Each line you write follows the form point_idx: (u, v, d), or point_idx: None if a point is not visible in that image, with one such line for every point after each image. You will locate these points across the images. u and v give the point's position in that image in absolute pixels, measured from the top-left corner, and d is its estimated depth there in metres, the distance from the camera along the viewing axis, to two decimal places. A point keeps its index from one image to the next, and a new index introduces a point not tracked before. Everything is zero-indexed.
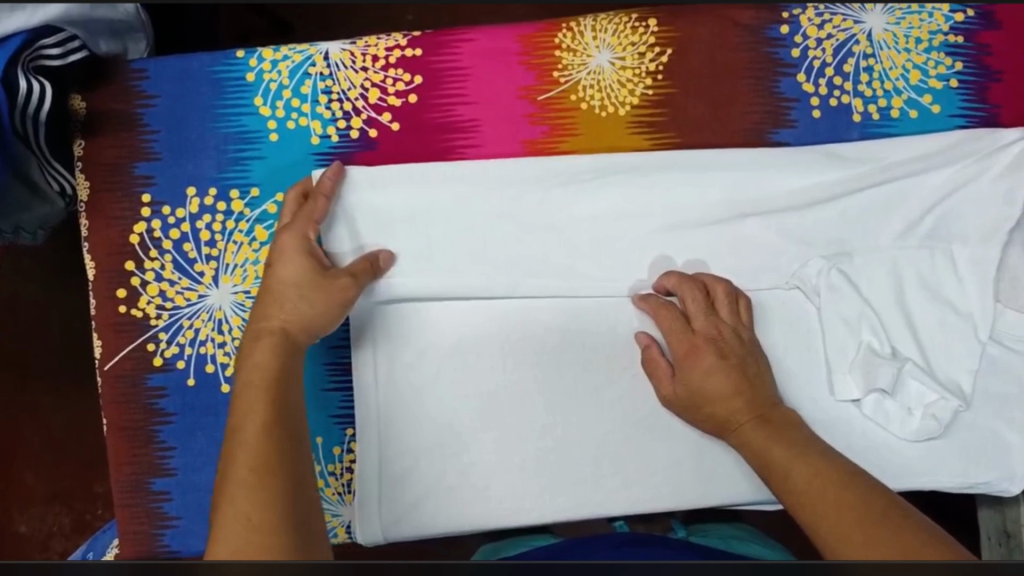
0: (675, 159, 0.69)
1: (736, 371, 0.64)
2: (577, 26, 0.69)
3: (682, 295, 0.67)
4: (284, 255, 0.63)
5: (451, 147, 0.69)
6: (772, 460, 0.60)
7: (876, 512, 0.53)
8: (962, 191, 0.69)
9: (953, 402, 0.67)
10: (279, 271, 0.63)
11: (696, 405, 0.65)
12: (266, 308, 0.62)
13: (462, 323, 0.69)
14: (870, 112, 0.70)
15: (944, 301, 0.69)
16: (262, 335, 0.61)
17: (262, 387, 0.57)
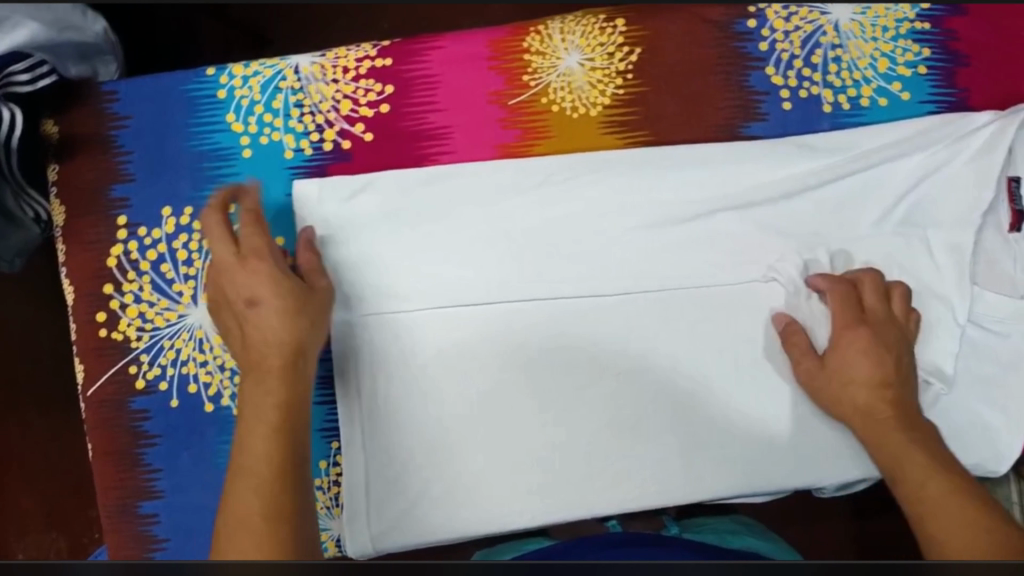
0: (648, 157, 0.69)
1: (886, 368, 0.65)
2: (545, 29, 0.69)
3: (828, 288, 0.68)
4: (257, 293, 0.62)
5: (425, 155, 0.69)
6: (898, 464, 0.60)
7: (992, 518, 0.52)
8: (935, 175, 0.69)
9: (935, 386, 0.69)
10: (261, 311, 0.61)
11: (833, 386, 0.65)
12: (257, 348, 0.61)
13: (443, 330, 0.69)
14: (840, 102, 0.70)
15: (922, 286, 0.70)
16: (263, 376, 0.59)
17: (258, 414, 0.57)
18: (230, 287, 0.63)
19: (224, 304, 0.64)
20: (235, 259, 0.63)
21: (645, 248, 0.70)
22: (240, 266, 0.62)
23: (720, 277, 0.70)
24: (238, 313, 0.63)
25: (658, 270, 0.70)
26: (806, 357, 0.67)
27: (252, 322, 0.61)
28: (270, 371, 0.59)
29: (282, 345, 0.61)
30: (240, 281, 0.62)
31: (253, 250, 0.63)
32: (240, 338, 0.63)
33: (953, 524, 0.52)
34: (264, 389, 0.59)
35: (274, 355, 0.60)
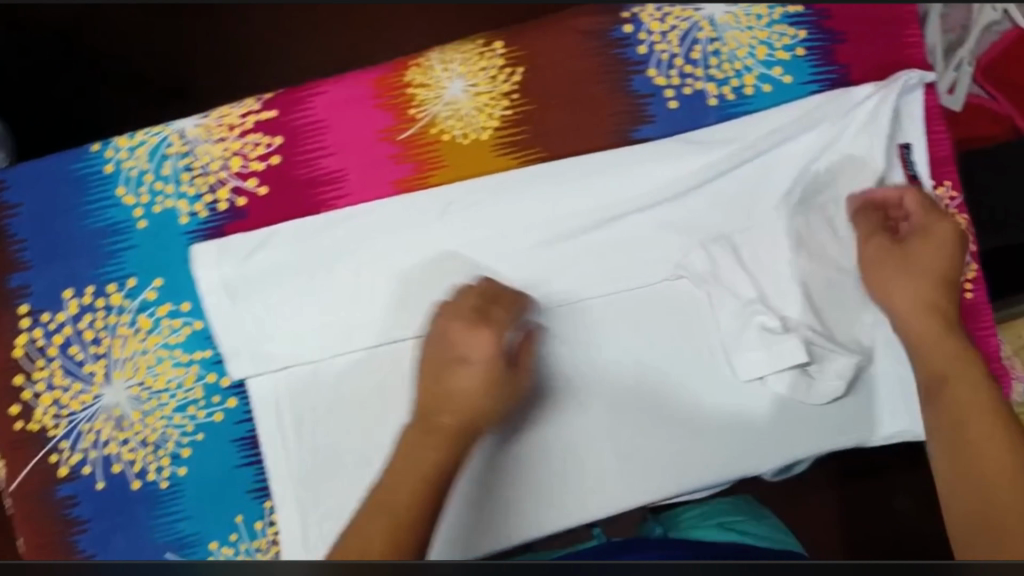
0: (544, 174, 0.70)
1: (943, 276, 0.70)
2: (426, 61, 0.70)
3: (908, 190, 0.71)
4: (479, 362, 0.68)
5: (322, 201, 0.69)
6: (960, 416, 0.65)
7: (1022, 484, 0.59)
8: (826, 153, 0.70)
9: (857, 357, 0.70)
10: (466, 372, 0.68)
11: (888, 266, 0.70)
12: (445, 408, 0.67)
13: (366, 372, 0.70)
14: (725, 93, 0.71)
15: (826, 263, 0.71)
16: (433, 431, 0.67)
17: (415, 469, 0.65)
18: (449, 343, 0.69)
19: (434, 355, 0.69)
20: (463, 328, 0.69)
21: (553, 262, 0.71)
22: (472, 332, 0.68)
23: (626, 283, 0.71)
24: (442, 363, 0.68)
25: (569, 283, 0.71)
26: (875, 236, 0.71)
27: (465, 381, 0.68)
28: (432, 430, 0.67)
29: (442, 410, 0.67)
30: (457, 337, 0.69)
31: (496, 324, 0.69)
32: (435, 394, 0.68)
33: (1006, 495, 0.58)
34: (410, 449, 0.66)
35: (445, 417, 0.67)
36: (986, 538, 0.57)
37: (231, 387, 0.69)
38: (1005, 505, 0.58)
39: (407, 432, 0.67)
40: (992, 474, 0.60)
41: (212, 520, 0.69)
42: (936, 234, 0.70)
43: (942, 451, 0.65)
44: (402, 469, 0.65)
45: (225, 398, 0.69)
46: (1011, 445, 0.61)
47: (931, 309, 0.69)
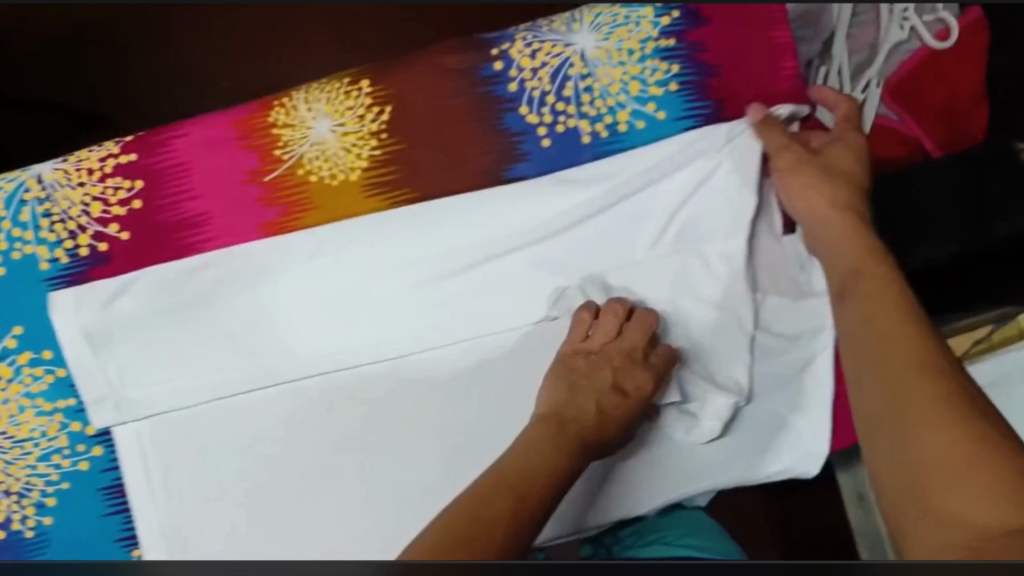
0: (414, 214, 0.68)
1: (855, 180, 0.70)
2: (290, 100, 0.68)
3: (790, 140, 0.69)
4: (633, 395, 0.66)
5: (187, 246, 0.67)
6: (867, 332, 0.64)
7: (970, 424, 0.57)
8: (700, 191, 0.69)
9: (733, 398, 0.68)
10: (620, 401, 0.66)
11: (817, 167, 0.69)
12: (588, 425, 0.65)
13: (240, 416, 0.69)
14: (599, 130, 0.70)
15: (701, 302, 0.69)
16: (565, 445, 0.64)
17: (394, 503, 0.69)
18: (608, 364, 0.66)
19: (587, 374, 0.67)
20: (628, 359, 0.66)
21: (428, 301, 0.70)
22: (636, 366, 0.66)
23: (503, 322, 0.70)
24: (596, 386, 0.66)
25: (440, 322, 0.70)
26: (790, 145, 0.69)
27: (612, 409, 0.66)
28: (568, 441, 0.64)
29: (588, 427, 0.65)
30: (619, 369, 0.66)
31: (661, 367, 0.66)
32: (583, 419, 0.65)
33: (932, 443, 0.57)
34: (535, 448, 0.63)
35: (577, 430, 0.64)
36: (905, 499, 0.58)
37: (96, 436, 0.68)
38: (944, 469, 0.56)
39: (540, 435, 0.65)
40: (924, 419, 0.58)
41: None
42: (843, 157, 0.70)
43: (863, 369, 0.64)
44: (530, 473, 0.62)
45: (91, 447, 0.68)
46: (933, 384, 0.59)
47: (845, 208, 0.68)
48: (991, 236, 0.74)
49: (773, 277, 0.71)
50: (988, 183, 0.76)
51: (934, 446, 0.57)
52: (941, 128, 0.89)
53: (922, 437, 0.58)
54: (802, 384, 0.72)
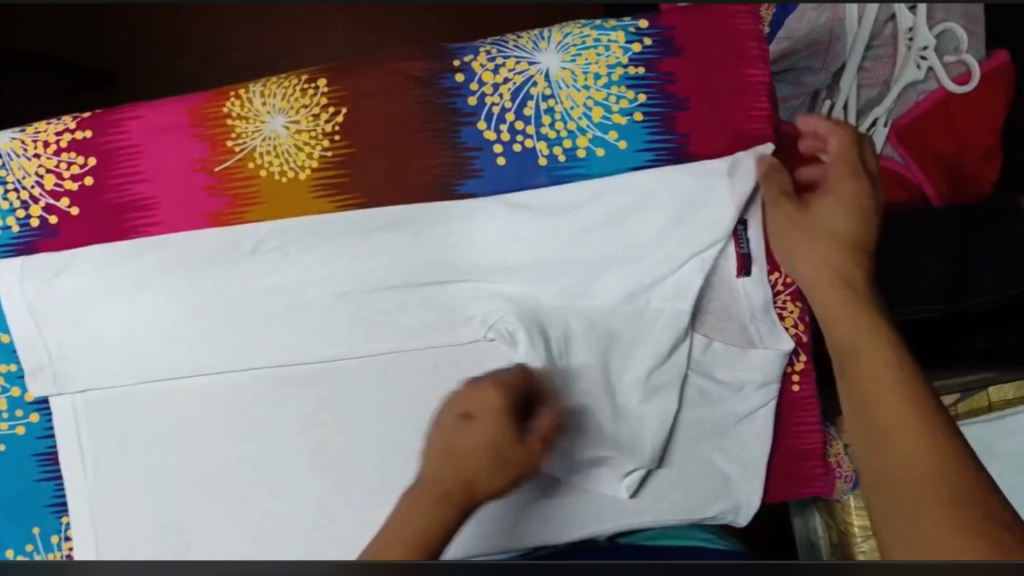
0: (359, 219, 0.67)
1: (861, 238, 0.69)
2: (246, 93, 0.68)
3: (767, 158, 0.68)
4: (528, 442, 0.64)
5: (131, 227, 0.68)
6: (874, 404, 0.61)
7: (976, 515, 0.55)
8: (653, 227, 0.67)
9: (623, 458, 0.67)
10: (506, 447, 0.63)
11: (815, 220, 0.68)
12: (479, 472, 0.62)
13: (165, 402, 0.68)
14: (556, 154, 0.68)
15: (623, 349, 0.68)
16: (447, 506, 0.62)
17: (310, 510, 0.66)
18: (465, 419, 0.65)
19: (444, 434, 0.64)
20: (494, 391, 0.65)
21: (366, 309, 0.68)
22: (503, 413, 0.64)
23: (436, 336, 0.68)
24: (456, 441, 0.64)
25: (373, 330, 0.69)
26: (785, 197, 0.69)
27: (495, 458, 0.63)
28: (445, 499, 0.62)
29: (457, 474, 0.62)
30: (467, 399, 0.65)
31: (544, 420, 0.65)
32: (449, 466, 0.63)
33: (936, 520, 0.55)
34: (421, 496, 0.63)
35: (447, 482, 0.62)
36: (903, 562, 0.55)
37: (32, 403, 0.69)
38: (943, 545, 0.54)
39: (423, 497, 0.63)
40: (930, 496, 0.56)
41: (9, 530, 0.70)
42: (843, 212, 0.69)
43: (868, 439, 0.61)
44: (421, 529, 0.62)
45: (28, 413, 0.69)
46: (943, 468, 0.57)
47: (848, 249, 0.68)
48: (965, 302, 0.75)
49: (716, 322, 0.69)
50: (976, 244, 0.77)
51: (939, 522, 0.55)
52: (943, 174, 0.83)
53: (927, 513, 0.55)
54: (739, 433, 0.69)
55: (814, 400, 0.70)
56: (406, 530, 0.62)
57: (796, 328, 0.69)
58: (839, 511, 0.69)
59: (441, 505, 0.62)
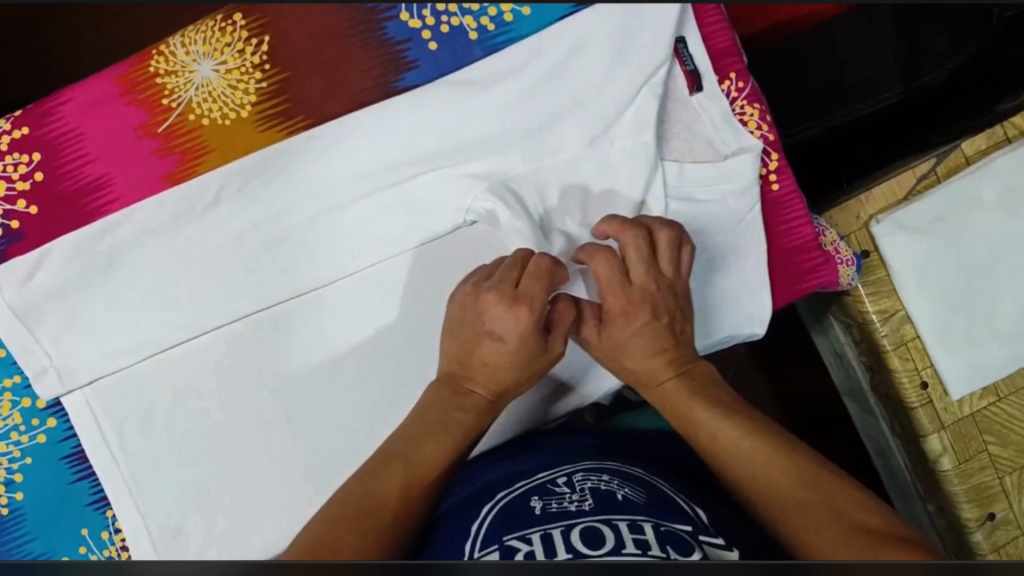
0: (310, 140, 0.67)
1: (654, 324, 0.66)
2: (168, 47, 0.67)
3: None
4: (517, 341, 0.65)
5: (93, 209, 0.67)
6: (686, 413, 0.66)
7: (813, 478, 0.60)
8: (598, 66, 0.67)
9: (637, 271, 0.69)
10: (503, 347, 0.66)
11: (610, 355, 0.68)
12: (478, 374, 0.66)
13: (178, 371, 0.69)
14: (484, 25, 0.68)
15: (598, 196, 0.69)
16: (462, 398, 0.66)
17: (348, 427, 0.69)
18: (477, 314, 0.66)
19: (459, 327, 0.67)
20: (495, 299, 0.65)
21: (343, 228, 0.69)
22: (506, 311, 0.64)
23: (417, 235, 0.70)
24: (473, 337, 0.66)
25: (351, 246, 0.70)
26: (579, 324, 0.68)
27: (493, 357, 0.66)
28: (463, 395, 0.66)
29: (461, 369, 0.67)
30: (485, 307, 0.65)
31: (530, 302, 0.64)
32: (464, 358, 0.67)
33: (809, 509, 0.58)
34: (420, 427, 0.65)
35: (476, 382, 0.67)
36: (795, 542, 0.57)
37: (48, 408, 0.69)
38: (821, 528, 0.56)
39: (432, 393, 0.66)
40: (783, 486, 0.60)
41: (57, 537, 0.69)
42: (637, 309, 0.66)
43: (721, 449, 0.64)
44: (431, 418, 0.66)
45: (45, 419, 0.69)
46: (795, 472, 0.60)
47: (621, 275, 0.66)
48: (919, 81, 0.80)
49: (682, 143, 0.70)
50: (918, 24, 0.79)
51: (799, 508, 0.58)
52: None
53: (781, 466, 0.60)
54: (732, 245, 0.70)
55: (797, 194, 0.71)
56: (404, 449, 0.64)
57: (760, 130, 0.70)
58: (853, 304, 0.78)
59: (466, 401, 0.66)
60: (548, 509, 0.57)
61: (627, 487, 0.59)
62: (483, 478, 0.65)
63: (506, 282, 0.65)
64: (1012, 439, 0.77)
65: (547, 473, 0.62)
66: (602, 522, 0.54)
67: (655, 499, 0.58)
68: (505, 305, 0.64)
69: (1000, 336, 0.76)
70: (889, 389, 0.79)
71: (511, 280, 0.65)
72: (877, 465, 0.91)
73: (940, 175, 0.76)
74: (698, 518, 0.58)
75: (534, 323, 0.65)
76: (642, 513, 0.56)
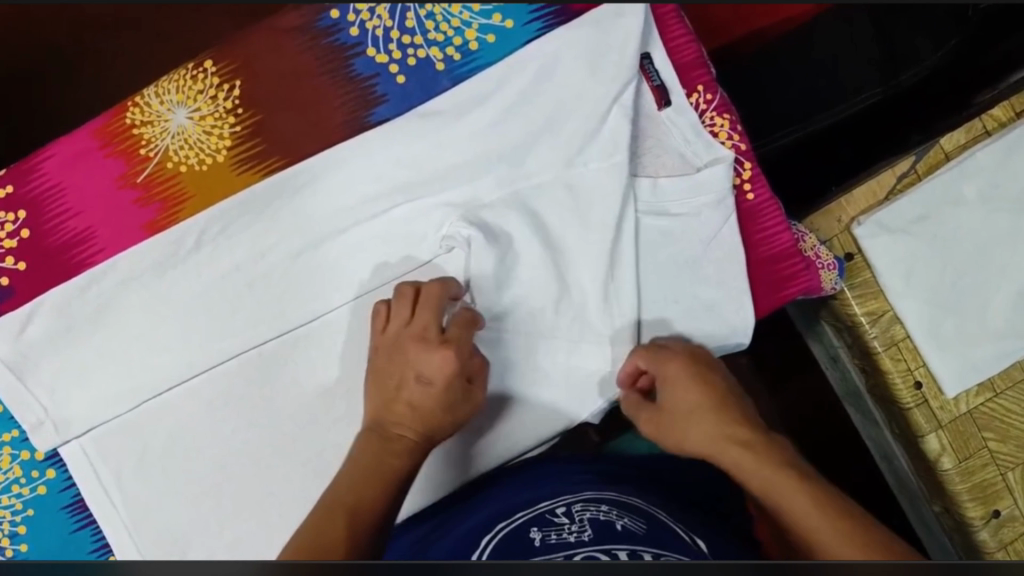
0: (287, 181, 0.68)
1: (710, 388, 0.68)
2: (142, 98, 0.69)
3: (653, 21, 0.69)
4: (437, 381, 0.66)
5: (80, 262, 0.69)
6: (753, 475, 0.64)
7: (858, 536, 0.56)
8: (563, 91, 0.67)
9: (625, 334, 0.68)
10: (427, 390, 0.66)
11: (673, 432, 0.68)
12: (403, 417, 0.66)
13: (169, 417, 0.70)
14: (450, 55, 0.69)
15: (574, 214, 0.68)
16: (390, 443, 0.66)
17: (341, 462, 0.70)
18: (401, 359, 0.67)
19: (383, 374, 0.67)
20: (417, 343, 0.66)
21: (322, 265, 0.70)
22: (428, 352, 0.66)
23: (398, 264, 0.70)
24: (398, 381, 0.67)
25: (330, 280, 0.70)
26: (641, 410, 0.69)
27: (418, 399, 0.66)
28: (391, 441, 0.66)
29: (391, 423, 0.66)
30: (410, 355, 0.67)
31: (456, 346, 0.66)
32: (390, 406, 0.67)
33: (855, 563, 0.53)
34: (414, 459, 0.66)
35: (404, 427, 0.66)
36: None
37: (45, 460, 0.70)
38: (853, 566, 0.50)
39: (367, 438, 0.66)
40: (829, 534, 0.56)
41: None
42: (676, 362, 0.68)
43: (786, 509, 0.60)
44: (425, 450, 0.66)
45: (44, 470, 0.70)
46: (841, 529, 0.56)
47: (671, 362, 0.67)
48: (897, 80, 0.79)
49: (656, 159, 0.70)
50: (891, 23, 0.79)
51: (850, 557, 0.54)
52: None
53: (812, 522, 0.58)
54: (714, 258, 0.70)
55: (774, 201, 0.71)
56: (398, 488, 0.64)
57: (731, 140, 0.70)
58: (840, 309, 0.78)
59: (399, 449, 0.66)
60: (548, 540, 0.55)
61: (626, 517, 0.58)
62: (480, 509, 0.65)
63: (428, 324, 0.66)
64: (1012, 434, 0.76)
65: (548, 502, 0.62)
66: (602, 550, 0.52)
67: (654, 530, 0.56)
68: (426, 346, 0.66)
69: (991, 332, 0.75)
70: (883, 390, 0.78)
71: (429, 324, 0.66)
72: (882, 468, 0.90)
73: (921, 173, 0.76)
74: (697, 547, 0.57)
75: (461, 363, 0.66)
76: (640, 542, 0.54)
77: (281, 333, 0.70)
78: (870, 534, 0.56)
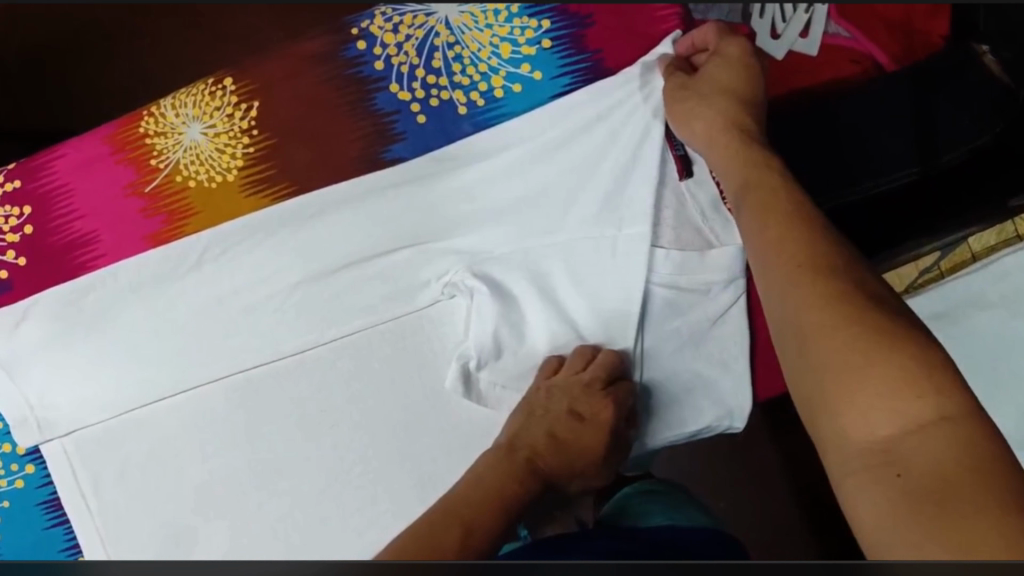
0: (295, 209, 0.67)
1: (729, 112, 0.63)
2: (158, 109, 0.68)
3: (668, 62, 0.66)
4: (591, 423, 0.66)
5: (80, 264, 0.68)
6: (784, 288, 0.51)
7: (879, 357, 0.45)
8: (582, 154, 0.66)
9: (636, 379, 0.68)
10: (581, 429, 0.66)
11: (699, 91, 0.64)
12: (546, 449, 0.67)
13: (152, 430, 0.70)
14: (474, 100, 0.67)
15: (580, 279, 0.67)
16: (520, 468, 0.66)
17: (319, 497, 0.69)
18: (564, 395, 0.66)
19: (538, 405, 0.67)
20: (581, 387, 0.65)
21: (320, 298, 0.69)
22: (587, 398, 0.65)
23: (396, 306, 0.69)
24: (551, 412, 0.67)
25: (325, 313, 0.69)
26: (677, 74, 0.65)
27: (568, 435, 0.67)
28: (520, 467, 0.66)
29: (529, 449, 0.67)
30: (575, 398, 0.66)
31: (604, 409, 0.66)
32: (552, 444, 0.67)
33: (879, 418, 0.44)
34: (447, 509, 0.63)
35: (536, 459, 0.66)
36: (842, 494, 0.45)
37: (25, 455, 0.70)
38: (987, 563, 0.39)
39: (496, 460, 0.66)
40: (845, 355, 0.46)
41: None
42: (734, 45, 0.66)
43: (771, 287, 0.52)
44: (477, 497, 0.63)
45: (23, 465, 0.70)
46: (878, 358, 0.45)
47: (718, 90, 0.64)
48: (940, 160, 0.70)
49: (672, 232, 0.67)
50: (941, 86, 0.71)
51: (878, 394, 0.44)
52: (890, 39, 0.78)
53: (827, 355, 0.46)
54: (716, 337, 0.68)
55: None
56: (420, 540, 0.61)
57: None
58: None
59: (519, 486, 0.65)
60: None
61: None
62: None
63: (599, 378, 0.65)
64: None
65: None
66: None
67: None
68: (584, 391, 0.65)
69: None
70: None
71: (598, 376, 0.65)
72: None
73: (943, 271, 0.70)
74: None
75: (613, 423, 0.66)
76: None
77: (271, 360, 0.70)
78: (892, 332, 0.46)
